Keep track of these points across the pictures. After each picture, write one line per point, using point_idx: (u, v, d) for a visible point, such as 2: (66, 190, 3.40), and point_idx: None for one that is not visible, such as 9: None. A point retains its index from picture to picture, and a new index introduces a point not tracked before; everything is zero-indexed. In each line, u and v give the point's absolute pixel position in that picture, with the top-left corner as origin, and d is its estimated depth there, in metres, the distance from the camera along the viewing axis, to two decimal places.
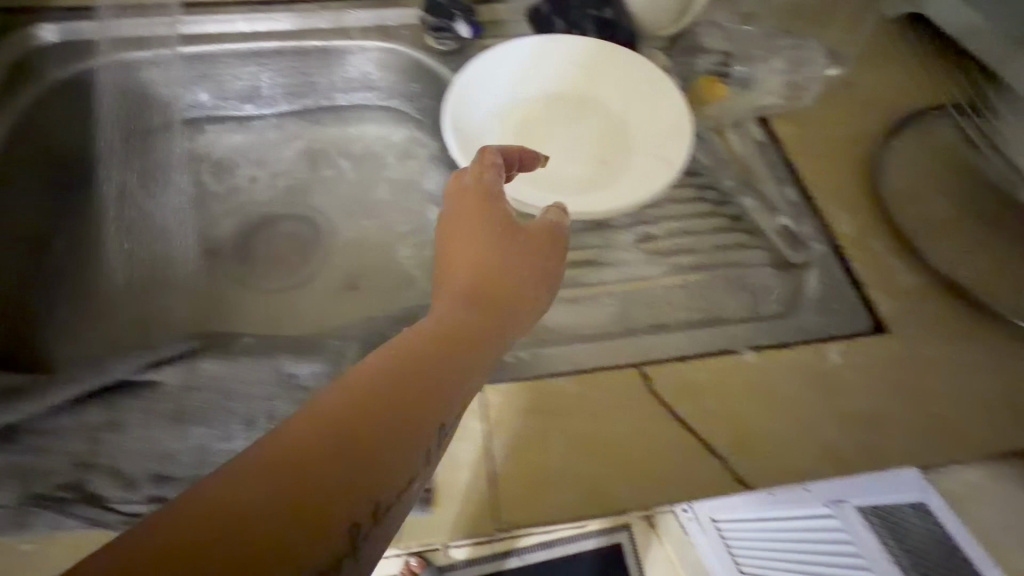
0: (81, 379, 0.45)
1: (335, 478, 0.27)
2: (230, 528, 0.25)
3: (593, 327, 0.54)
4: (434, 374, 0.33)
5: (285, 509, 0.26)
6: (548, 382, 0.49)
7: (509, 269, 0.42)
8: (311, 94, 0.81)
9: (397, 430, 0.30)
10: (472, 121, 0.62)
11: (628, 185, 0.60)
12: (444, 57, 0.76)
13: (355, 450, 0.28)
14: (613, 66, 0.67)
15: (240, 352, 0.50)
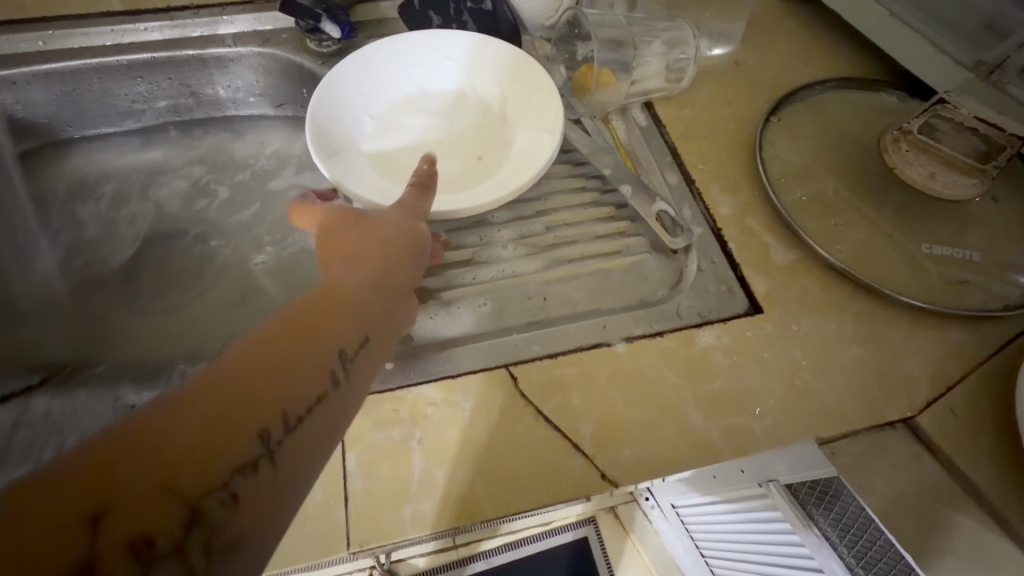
0: None
1: (248, 400, 0.33)
2: (154, 442, 0.29)
3: (463, 329, 0.53)
4: (327, 326, 0.39)
5: (206, 423, 0.31)
6: (411, 391, 0.48)
7: (385, 243, 0.46)
8: (193, 107, 0.78)
9: (293, 355, 0.36)
10: (340, 118, 0.59)
11: (500, 182, 0.57)
12: (325, 58, 0.74)
13: (257, 373, 0.34)
14: (494, 63, 0.65)
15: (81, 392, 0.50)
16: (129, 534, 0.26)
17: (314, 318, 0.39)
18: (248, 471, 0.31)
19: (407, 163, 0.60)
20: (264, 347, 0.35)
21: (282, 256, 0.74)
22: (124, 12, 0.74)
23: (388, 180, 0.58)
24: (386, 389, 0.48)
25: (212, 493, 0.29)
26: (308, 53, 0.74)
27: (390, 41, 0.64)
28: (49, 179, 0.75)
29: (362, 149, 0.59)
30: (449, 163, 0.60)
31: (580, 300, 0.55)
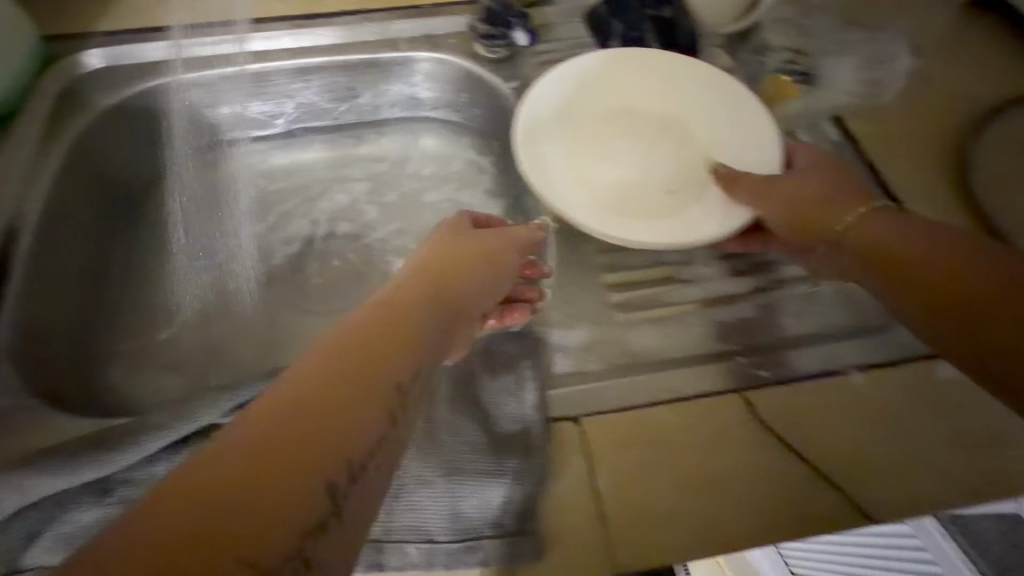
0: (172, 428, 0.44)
1: (312, 443, 0.27)
2: (227, 505, 0.24)
3: (680, 349, 0.52)
4: (384, 351, 0.34)
5: (276, 457, 0.26)
6: (647, 411, 0.47)
7: (484, 244, 0.48)
8: (353, 110, 0.79)
9: (358, 381, 0.31)
10: (542, 130, 0.58)
11: (703, 223, 0.54)
12: (494, 65, 0.74)
13: (327, 403, 0.29)
14: (706, 88, 0.61)
15: None
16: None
17: (367, 339, 0.34)
18: (315, 535, 0.26)
19: (599, 182, 0.58)
20: (328, 371, 0.30)
21: None
22: (300, 16, 0.75)
23: (579, 199, 0.56)
24: (622, 407, 0.48)
25: (285, 565, 0.25)
26: (477, 59, 0.74)
27: (599, 57, 0.62)
28: (219, 177, 0.76)
29: (557, 161, 0.58)
30: (645, 193, 0.57)
31: (798, 322, 0.54)
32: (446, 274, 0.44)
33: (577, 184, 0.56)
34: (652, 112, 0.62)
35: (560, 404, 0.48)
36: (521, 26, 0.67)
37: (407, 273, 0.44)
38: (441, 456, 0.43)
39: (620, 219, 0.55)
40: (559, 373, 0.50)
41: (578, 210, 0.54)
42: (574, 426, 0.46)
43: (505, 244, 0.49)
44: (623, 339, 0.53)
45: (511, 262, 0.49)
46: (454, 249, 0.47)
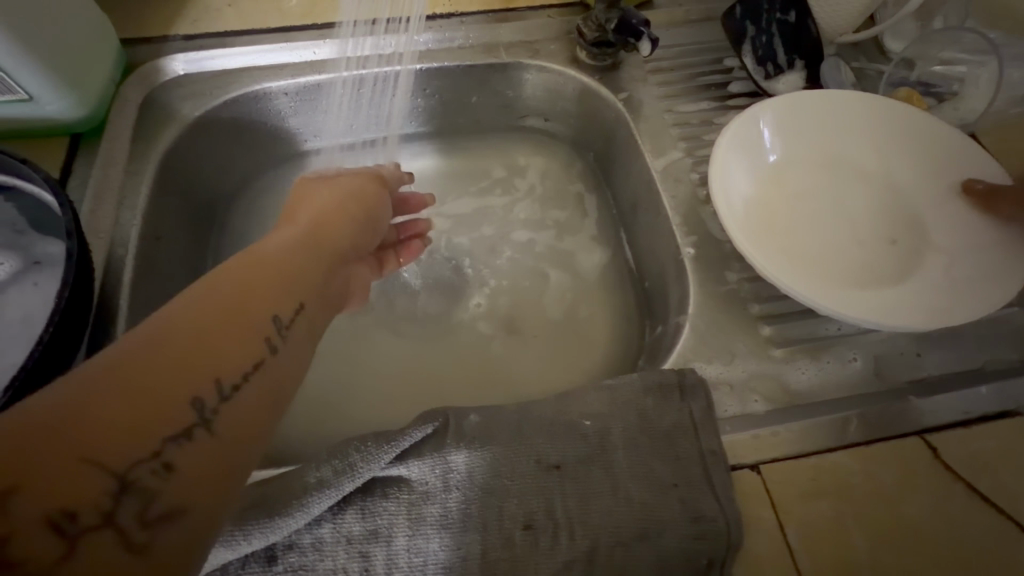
0: (336, 488, 0.40)
1: (191, 364, 0.31)
2: (79, 424, 0.26)
3: (848, 388, 0.49)
4: (242, 292, 0.36)
5: (151, 384, 0.29)
6: (826, 457, 0.45)
7: (360, 200, 0.54)
8: (437, 116, 0.75)
9: (212, 304, 0.34)
10: (738, 196, 0.57)
11: (899, 304, 0.51)
12: (599, 74, 0.70)
13: (224, 320, 0.34)
14: (917, 168, 0.60)
15: (485, 440, 0.44)
16: (97, 491, 0.26)
17: (231, 292, 0.35)
18: (182, 439, 0.29)
19: (779, 234, 0.57)
20: (189, 312, 0.32)
21: (546, 280, 0.71)
22: None
23: (799, 266, 0.54)
24: (800, 454, 0.45)
25: (141, 464, 0.27)
26: (581, 66, 0.70)
27: (775, 100, 0.61)
28: None
29: (743, 193, 0.57)
30: (853, 251, 0.57)
31: (958, 358, 0.51)
32: (322, 228, 0.48)
33: (784, 238, 0.57)
34: (829, 157, 0.62)
35: (735, 451, 0.45)
36: (648, 34, 0.61)
37: (281, 231, 0.45)
38: (631, 513, 0.41)
39: (809, 277, 0.53)
40: (726, 416, 0.47)
41: (763, 253, 0.53)
42: (756, 475, 0.44)
43: (393, 182, 0.62)
44: (785, 375, 0.50)
45: (381, 211, 0.57)
46: (346, 196, 0.54)
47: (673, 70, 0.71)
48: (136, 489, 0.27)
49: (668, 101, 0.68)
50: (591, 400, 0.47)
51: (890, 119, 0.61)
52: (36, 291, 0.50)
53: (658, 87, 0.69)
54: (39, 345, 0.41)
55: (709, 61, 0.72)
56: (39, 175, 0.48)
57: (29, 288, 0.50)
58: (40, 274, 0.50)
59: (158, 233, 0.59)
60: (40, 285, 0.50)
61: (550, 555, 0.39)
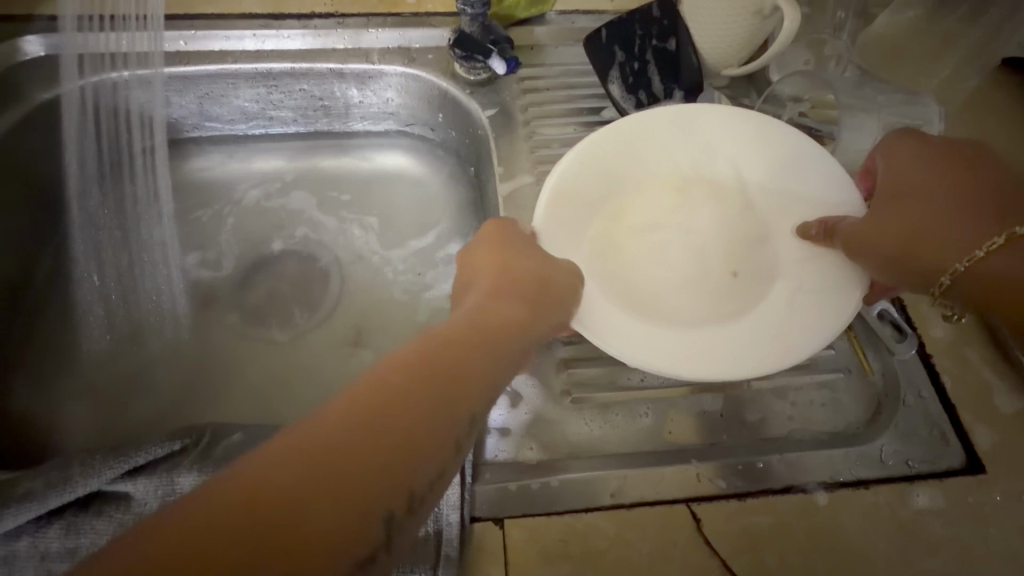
0: (39, 501, 0.38)
1: (293, 546, 0.23)
2: (214, 552, 0.22)
3: (631, 445, 0.46)
4: (433, 383, 0.31)
5: (253, 543, 0.22)
6: (582, 517, 0.42)
7: (538, 280, 0.44)
8: (320, 118, 0.73)
9: (348, 473, 0.25)
10: (567, 229, 0.51)
11: (714, 347, 0.46)
12: (473, 87, 0.67)
13: (341, 496, 0.25)
14: (772, 191, 0.52)
15: (225, 463, 0.43)
16: None
17: (398, 399, 0.28)
18: None
19: (614, 261, 0.51)
20: (334, 442, 0.25)
21: (402, 296, 0.69)
22: (266, 14, 0.68)
23: (624, 305, 0.48)
24: (554, 511, 0.43)
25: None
26: (453, 79, 0.68)
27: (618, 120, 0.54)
28: (155, 186, 0.66)
29: (581, 217, 0.52)
30: (691, 285, 0.51)
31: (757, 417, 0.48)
32: (434, 369, 0.31)
33: (611, 265, 0.51)
34: (684, 176, 0.55)
35: (483, 501, 0.43)
36: (501, 52, 0.63)
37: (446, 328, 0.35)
38: None
39: (621, 311, 0.48)
40: (492, 462, 0.45)
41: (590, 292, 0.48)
42: (497, 529, 0.42)
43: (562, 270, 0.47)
44: (568, 424, 0.47)
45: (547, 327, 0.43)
46: (522, 268, 0.44)
47: (550, 90, 0.68)
48: None
49: (536, 122, 0.66)
50: None
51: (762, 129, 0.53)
52: None
53: (529, 107, 0.67)
54: None
55: (591, 84, 0.69)
56: None
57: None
58: None
59: None
60: None
61: None
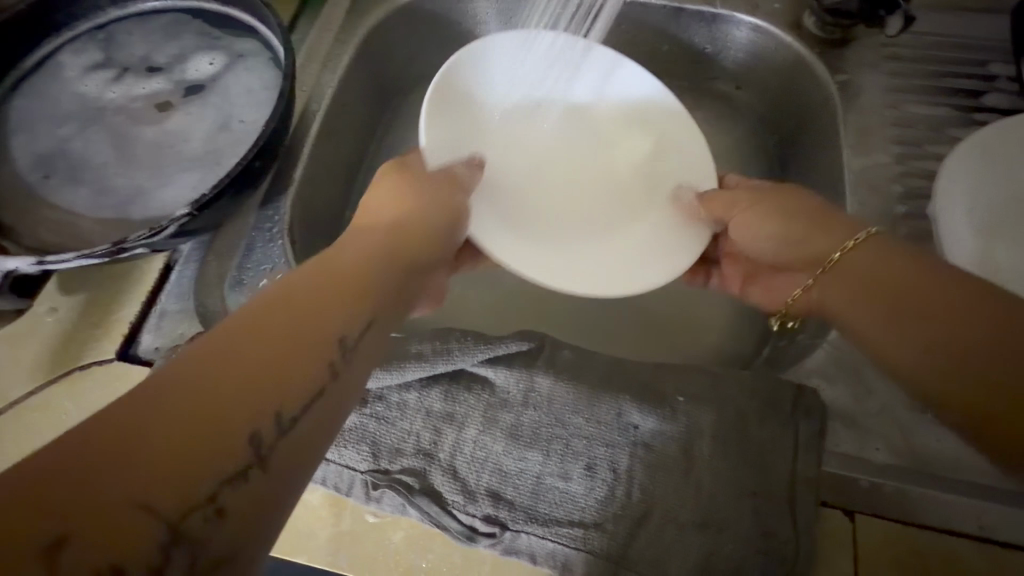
0: (430, 364, 0.43)
1: (260, 375, 0.27)
2: (194, 410, 0.25)
3: (996, 476, 0.41)
4: (283, 336, 0.29)
5: (207, 396, 0.25)
6: (944, 538, 0.39)
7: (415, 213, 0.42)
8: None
9: (277, 324, 0.29)
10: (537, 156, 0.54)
11: (671, 258, 0.49)
12: (820, 47, 0.61)
13: (280, 358, 0.28)
14: (690, 164, 0.53)
15: (574, 376, 0.44)
16: (206, 488, 0.24)
17: (339, 270, 0.34)
18: (239, 479, 0.25)
19: (519, 165, 0.53)
20: (264, 311, 0.30)
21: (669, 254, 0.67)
22: None
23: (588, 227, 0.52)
24: (910, 522, 0.40)
25: (199, 510, 0.24)
26: (800, 34, 0.61)
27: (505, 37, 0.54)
28: None
29: (478, 119, 0.52)
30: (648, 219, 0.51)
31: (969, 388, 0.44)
32: (349, 265, 0.35)
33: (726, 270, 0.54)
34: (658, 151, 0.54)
35: (831, 489, 0.41)
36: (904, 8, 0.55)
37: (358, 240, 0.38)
38: (696, 503, 0.39)
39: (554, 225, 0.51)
40: (837, 452, 0.42)
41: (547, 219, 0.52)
42: (848, 523, 0.39)
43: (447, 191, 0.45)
44: (919, 436, 0.43)
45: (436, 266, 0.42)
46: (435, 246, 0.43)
47: (913, 63, 0.59)
48: (186, 541, 0.23)
49: (892, 97, 0.58)
50: (689, 380, 0.44)
51: (604, 76, 0.55)
52: (210, 71, 0.56)
53: (887, 80, 0.59)
54: (228, 176, 0.46)
55: (969, 61, 0.58)
56: (268, 17, 0.54)
57: (238, 79, 0.55)
58: (213, 65, 0.56)
59: (345, 101, 0.62)
60: (214, 68, 0.56)
61: (602, 502, 0.39)
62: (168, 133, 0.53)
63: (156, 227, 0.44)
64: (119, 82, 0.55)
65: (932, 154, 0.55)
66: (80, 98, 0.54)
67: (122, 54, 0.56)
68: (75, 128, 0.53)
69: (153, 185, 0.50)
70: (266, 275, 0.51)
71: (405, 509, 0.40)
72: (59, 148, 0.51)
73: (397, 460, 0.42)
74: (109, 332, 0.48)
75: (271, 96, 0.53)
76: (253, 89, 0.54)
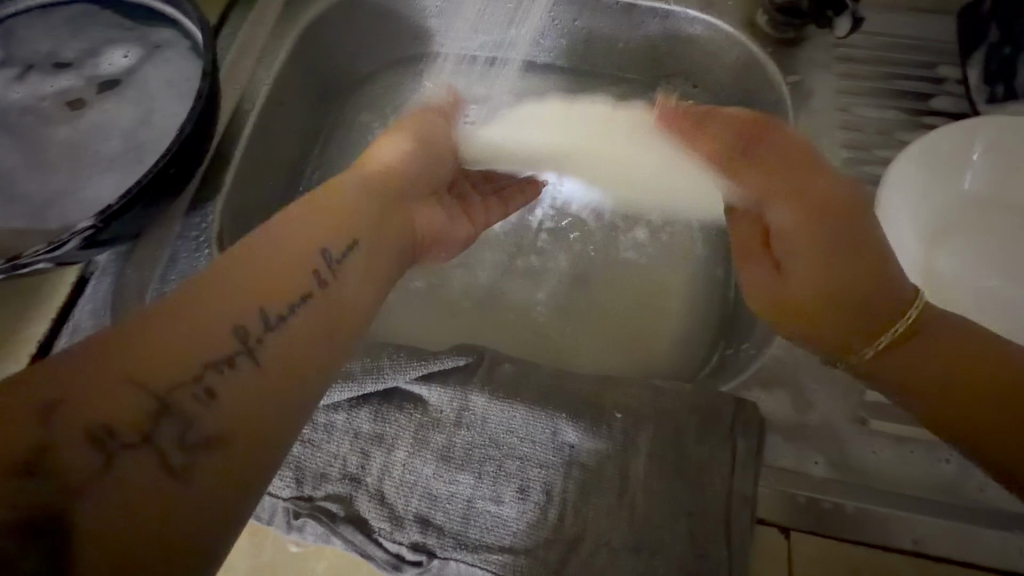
0: (359, 383, 0.41)
1: (211, 316, 0.32)
2: (140, 349, 0.29)
3: (929, 488, 0.41)
4: (237, 281, 0.33)
5: (158, 342, 0.30)
6: (878, 554, 0.39)
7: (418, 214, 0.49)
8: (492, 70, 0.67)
9: (241, 270, 0.34)
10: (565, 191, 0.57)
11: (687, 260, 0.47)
12: (772, 47, 0.59)
13: (231, 296, 0.33)
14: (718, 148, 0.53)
15: (510, 394, 0.42)
16: (135, 413, 0.28)
17: (309, 225, 0.38)
18: (168, 411, 0.29)
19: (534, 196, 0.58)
20: (237, 266, 0.34)
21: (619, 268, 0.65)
22: None
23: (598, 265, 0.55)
24: (844, 538, 0.40)
25: (186, 387, 0.30)
26: (751, 33, 0.60)
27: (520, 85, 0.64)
28: (419, 96, 0.68)
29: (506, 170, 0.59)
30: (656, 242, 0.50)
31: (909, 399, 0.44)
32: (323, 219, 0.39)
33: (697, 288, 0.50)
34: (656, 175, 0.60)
35: (767, 505, 0.40)
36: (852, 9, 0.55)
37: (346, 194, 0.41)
38: (630, 526, 0.37)
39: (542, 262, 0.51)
40: (775, 467, 0.41)
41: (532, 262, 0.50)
42: (783, 540, 0.39)
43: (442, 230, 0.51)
44: (857, 448, 0.42)
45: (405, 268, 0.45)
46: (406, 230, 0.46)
47: (864, 64, 0.59)
48: (119, 462, 0.27)
49: (842, 100, 0.57)
50: (629, 394, 0.42)
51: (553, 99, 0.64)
52: (125, 63, 0.52)
53: (838, 81, 0.58)
54: (138, 185, 0.43)
55: (919, 63, 0.58)
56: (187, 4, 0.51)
57: (156, 70, 0.52)
58: (129, 57, 0.52)
59: (282, 99, 0.59)
60: (129, 59, 0.52)
61: (534, 527, 0.38)
62: (78, 132, 0.49)
63: (55, 241, 0.41)
64: (24, 80, 0.51)
65: (881, 158, 0.55)
66: None
67: (31, 49, 0.52)
68: None
69: (59, 191, 0.47)
70: (190, 287, 0.48)
71: (328, 538, 0.38)
72: None
73: (322, 486, 0.40)
74: (15, 351, 0.45)
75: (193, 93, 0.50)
76: (172, 82, 0.51)
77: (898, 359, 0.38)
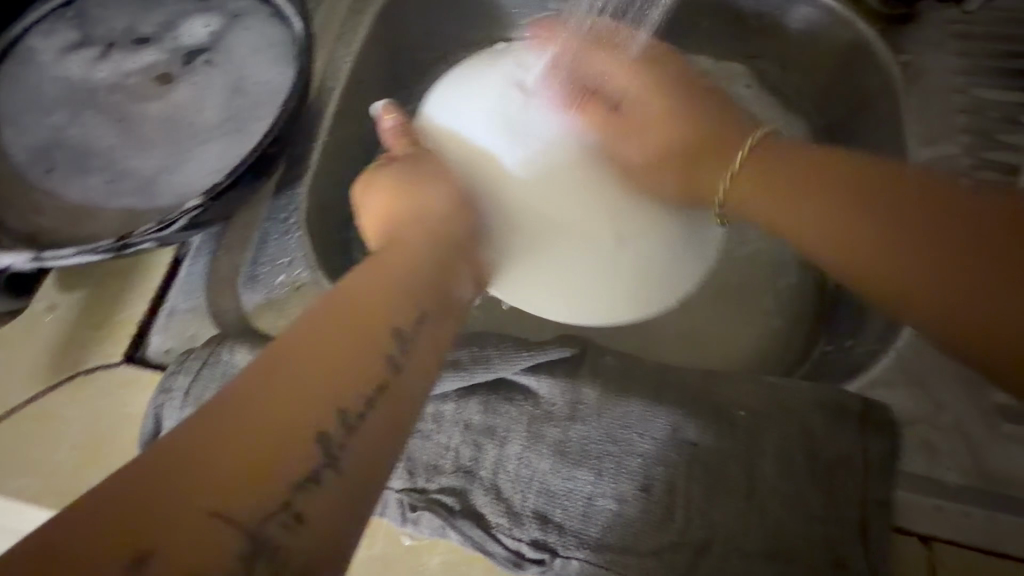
0: (469, 372, 0.40)
1: (284, 406, 0.26)
2: (219, 461, 0.24)
3: None
4: (314, 359, 0.28)
5: (240, 449, 0.24)
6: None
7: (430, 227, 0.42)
8: None
9: (312, 346, 0.28)
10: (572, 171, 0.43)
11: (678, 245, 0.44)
12: (880, 25, 0.56)
13: (309, 383, 0.27)
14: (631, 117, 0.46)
15: (623, 386, 0.40)
16: (226, 549, 0.22)
17: (372, 286, 0.32)
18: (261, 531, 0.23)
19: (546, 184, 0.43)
20: (310, 337, 0.28)
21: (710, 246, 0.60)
22: None
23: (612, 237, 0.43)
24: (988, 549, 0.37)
25: (273, 512, 0.24)
26: (858, 9, 0.56)
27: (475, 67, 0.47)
28: None
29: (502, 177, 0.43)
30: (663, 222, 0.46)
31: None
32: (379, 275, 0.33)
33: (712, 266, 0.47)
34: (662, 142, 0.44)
35: (904, 512, 0.38)
36: None
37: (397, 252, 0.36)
38: (761, 529, 0.36)
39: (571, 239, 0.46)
40: (907, 472, 0.39)
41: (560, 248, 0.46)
42: (922, 550, 0.37)
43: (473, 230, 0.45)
44: (993, 454, 0.40)
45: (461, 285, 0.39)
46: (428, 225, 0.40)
47: (984, 42, 0.54)
48: None
49: (959, 81, 0.53)
50: (748, 390, 0.40)
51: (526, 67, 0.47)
52: (206, 34, 0.51)
53: (954, 61, 0.54)
54: (245, 163, 0.41)
55: None
56: None
57: (237, 38, 0.50)
58: (210, 30, 0.51)
59: (363, 77, 0.57)
60: (210, 30, 0.51)
61: (659, 527, 0.36)
62: (162, 108, 0.48)
63: (165, 220, 0.40)
64: (106, 58, 0.50)
65: (1004, 145, 0.51)
66: (71, 74, 0.49)
67: (116, 25, 0.51)
68: (65, 107, 0.48)
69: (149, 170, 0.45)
70: (283, 270, 0.47)
71: (444, 531, 0.37)
72: (47, 130, 0.47)
73: (435, 478, 0.38)
74: (114, 333, 0.44)
75: (279, 69, 0.48)
76: (255, 53, 0.49)
77: (932, 279, 0.34)
